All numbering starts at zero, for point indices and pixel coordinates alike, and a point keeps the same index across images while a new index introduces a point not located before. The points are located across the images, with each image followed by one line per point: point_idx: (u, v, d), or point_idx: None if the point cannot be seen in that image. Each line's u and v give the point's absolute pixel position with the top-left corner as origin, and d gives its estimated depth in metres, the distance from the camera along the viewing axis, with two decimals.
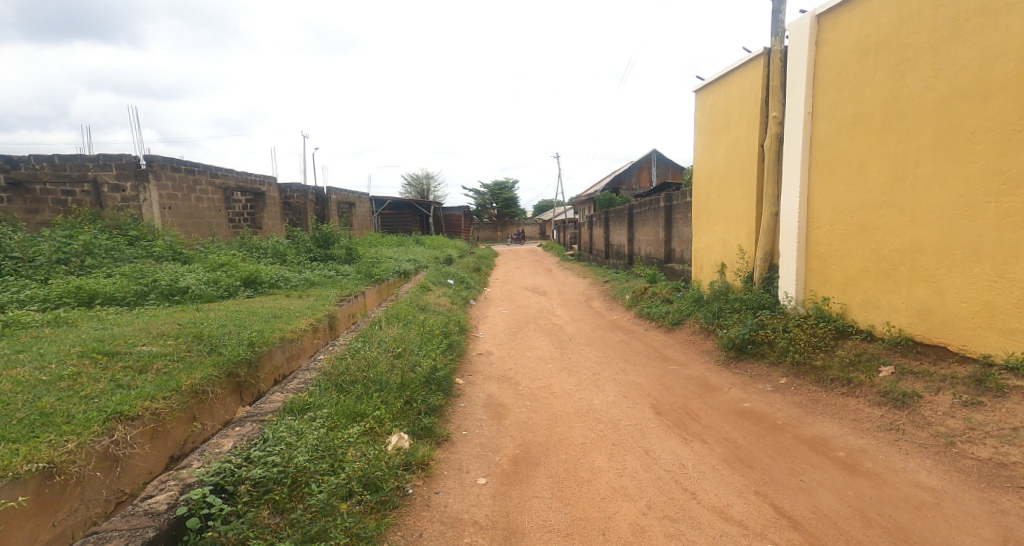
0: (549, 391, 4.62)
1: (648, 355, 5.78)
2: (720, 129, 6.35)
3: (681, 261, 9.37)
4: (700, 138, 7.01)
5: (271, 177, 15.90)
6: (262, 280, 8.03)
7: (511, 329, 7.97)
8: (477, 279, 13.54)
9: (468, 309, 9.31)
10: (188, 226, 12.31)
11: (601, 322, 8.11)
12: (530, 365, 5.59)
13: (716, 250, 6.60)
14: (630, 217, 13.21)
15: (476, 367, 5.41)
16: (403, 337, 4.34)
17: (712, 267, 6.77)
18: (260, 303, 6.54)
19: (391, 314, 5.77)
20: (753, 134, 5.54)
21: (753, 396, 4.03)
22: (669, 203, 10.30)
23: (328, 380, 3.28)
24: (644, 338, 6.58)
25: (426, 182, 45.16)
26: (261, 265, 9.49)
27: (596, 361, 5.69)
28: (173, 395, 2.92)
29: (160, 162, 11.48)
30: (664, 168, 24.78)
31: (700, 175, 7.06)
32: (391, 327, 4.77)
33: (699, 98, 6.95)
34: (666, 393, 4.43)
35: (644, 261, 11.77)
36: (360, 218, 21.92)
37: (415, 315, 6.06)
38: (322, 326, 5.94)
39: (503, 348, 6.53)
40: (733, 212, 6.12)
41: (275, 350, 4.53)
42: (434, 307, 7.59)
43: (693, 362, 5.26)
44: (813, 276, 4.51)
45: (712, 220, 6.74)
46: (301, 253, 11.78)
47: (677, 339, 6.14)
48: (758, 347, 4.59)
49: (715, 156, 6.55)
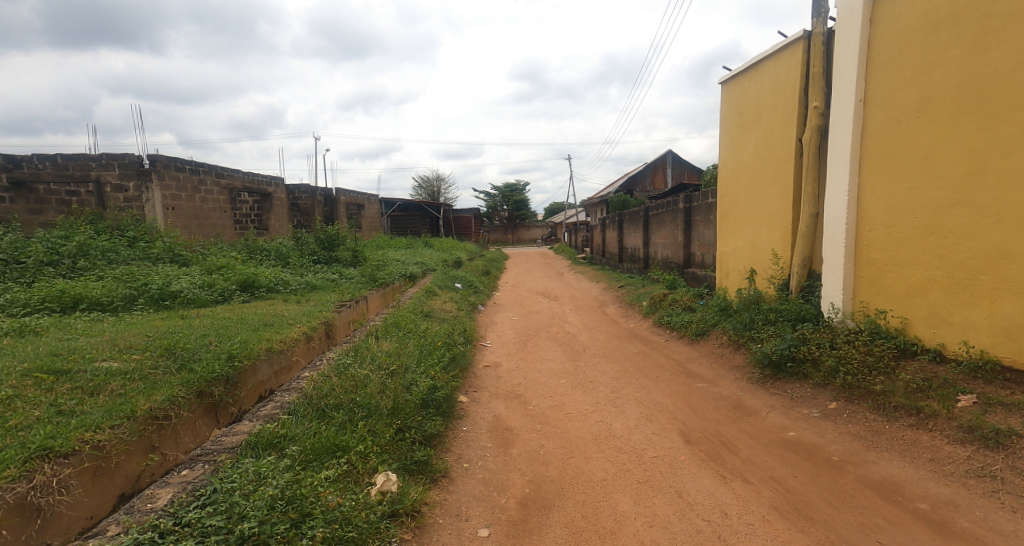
0: (563, 412, 4.14)
1: (671, 370, 5.27)
2: (749, 123, 5.83)
3: (703, 266, 8.83)
4: (725, 133, 6.50)
5: (278, 177, 15.66)
6: (261, 284, 7.66)
7: (520, 337, 7.49)
8: (486, 282, 13.09)
9: (476, 315, 8.86)
10: (192, 227, 12.05)
11: (617, 331, 7.61)
12: (542, 381, 5.11)
13: (745, 255, 6.07)
14: (645, 219, 12.68)
15: (482, 382, 4.94)
16: (400, 351, 3.90)
17: (739, 274, 6.25)
18: (253, 309, 6.15)
19: (391, 323, 5.34)
20: (790, 127, 5.02)
21: (798, 424, 3.52)
22: (689, 205, 9.74)
23: (307, 405, 2.84)
24: (665, 350, 6.06)
25: (437, 184, 44.90)
26: (261, 267, 9.15)
27: (613, 376, 5.20)
28: (124, 424, 2.50)
29: (164, 162, 11.23)
30: (679, 169, 24.14)
31: (726, 173, 6.53)
32: (388, 339, 4.31)
33: (724, 90, 6.44)
34: (695, 417, 3.92)
35: (661, 266, 11.21)
36: (369, 219, 21.63)
37: (416, 323, 5.61)
38: (317, 335, 5.50)
39: (512, 359, 6.06)
40: (764, 213, 5.60)
41: (261, 364, 4.11)
42: (439, 314, 7.15)
43: (723, 379, 4.75)
44: (863, 285, 3.97)
45: (739, 222, 6.22)
46: (304, 255, 11.43)
47: (702, 352, 5.62)
48: (800, 366, 4.07)
49: (743, 153, 6.03)
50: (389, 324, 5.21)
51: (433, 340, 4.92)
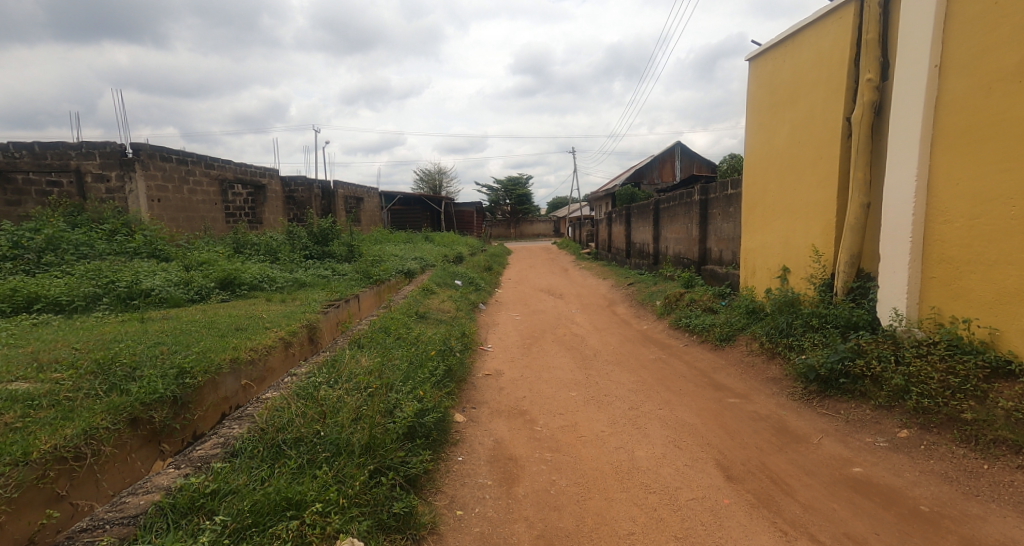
0: (576, 435, 3.55)
1: (695, 382, 4.68)
2: (783, 102, 5.20)
3: (721, 263, 8.24)
4: (753, 116, 5.86)
5: (273, 169, 15.07)
6: (244, 281, 7.07)
7: (524, 340, 6.90)
8: (488, 279, 12.52)
9: (477, 315, 8.27)
10: (180, 220, 11.46)
11: (629, 333, 7.02)
12: (549, 394, 4.51)
13: (776, 251, 5.45)
14: (655, 213, 12.05)
15: (483, 396, 4.36)
16: (385, 365, 3.32)
17: (769, 273, 5.63)
18: (229, 309, 5.56)
19: (379, 328, 4.72)
20: (836, 105, 4.38)
21: (863, 456, 2.91)
22: (705, 197, 9.09)
23: (258, 442, 2.25)
24: (687, 358, 5.47)
25: (438, 177, 44.19)
26: (248, 264, 8.57)
27: (630, 388, 4.60)
28: (8, 473, 1.93)
29: (148, 150, 10.60)
30: (687, 162, 23.42)
31: (754, 160, 5.90)
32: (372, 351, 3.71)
33: (754, 67, 5.78)
34: (733, 443, 3.33)
35: (673, 262, 10.60)
36: (368, 213, 21.01)
37: (408, 327, 5.01)
38: (298, 340, 4.90)
39: (516, 367, 5.47)
40: (800, 203, 4.97)
41: (224, 377, 3.51)
42: (436, 315, 6.56)
43: (758, 394, 4.15)
44: (933, 287, 3.36)
45: (769, 214, 5.59)
46: (296, 250, 10.82)
47: (729, 362, 5.02)
48: (856, 384, 3.47)
49: (775, 136, 5.39)
50: (377, 330, 4.59)
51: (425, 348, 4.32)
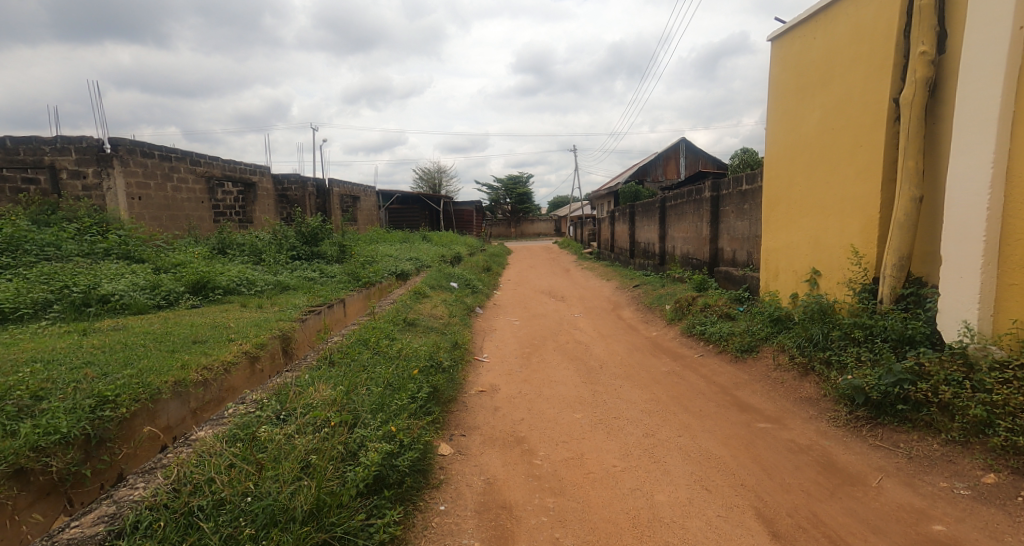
0: (582, 472, 3.00)
1: (717, 402, 4.12)
2: (815, 85, 4.65)
3: (736, 263, 7.67)
4: (778, 103, 5.32)
5: (264, 166, 14.52)
6: (218, 284, 6.51)
7: (523, 349, 6.35)
8: (486, 280, 11.98)
9: (472, 320, 7.73)
10: (164, 220, 10.91)
11: (638, 342, 6.46)
12: (551, 418, 3.96)
13: (805, 252, 4.89)
14: (661, 211, 11.48)
15: (474, 420, 3.81)
16: (353, 393, 2.78)
17: (795, 277, 5.08)
18: (195, 318, 5.01)
19: (358, 341, 4.15)
20: (882, 83, 3.81)
21: (941, 508, 2.35)
22: (716, 194, 8.53)
23: (163, 513, 1.72)
24: (705, 373, 4.91)
25: (437, 175, 43.63)
26: (228, 266, 8.01)
27: (642, 410, 4.06)
28: None
29: (127, 146, 10.05)
30: (693, 158, 22.80)
31: (780, 151, 5.34)
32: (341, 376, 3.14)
33: (780, 47, 5.21)
34: (772, 484, 2.77)
35: (681, 263, 10.05)
36: (365, 212, 20.46)
37: (391, 339, 4.45)
38: (267, 352, 4.33)
39: (513, 382, 4.93)
40: (834, 198, 4.42)
41: (165, 403, 2.94)
42: (426, 322, 6.01)
43: (793, 419, 3.59)
44: (1015, 296, 2.80)
45: (796, 211, 5.04)
46: (283, 250, 10.27)
47: (754, 378, 4.46)
48: (917, 412, 2.92)
49: (804, 124, 4.84)
50: (354, 344, 4.01)
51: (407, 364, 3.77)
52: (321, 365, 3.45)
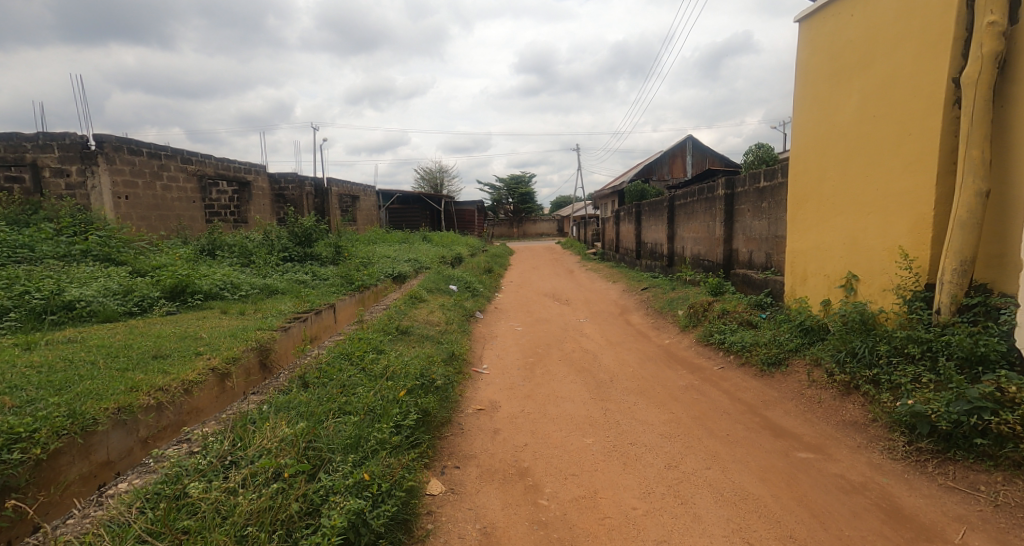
0: (597, 518, 2.55)
1: (746, 425, 3.64)
2: (854, 68, 4.19)
3: (754, 265, 7.19)
4: (806, 90, 4.85)
5: (260, 164, 14.09)
6: (198, 288, 6.05)
7: (526, 359, 5.88)
8: (487, 282, 11.51)
9: (472, 326, 7.25)
10: (152, 220, 10.47)
11: (650, 351, 5.98)
12: (558, 444, 3.49)
13: (839, 254, 4.43)
14: (670, 210, 11.00)
15: (471, 447, 3.34)
16: (320, 431, 2.34)
17: (828, 281, 4.61)
18: (165, 327, 4.55)
19: (338, 357, 3.67)
20: (941, 62, 3.34)
21: None
22: (730, 191, 8.04)
23: None
24: (728, 389, 4.43)
25: (439, 175, 43.15)
26: (214, 269, 7.56)
27: (661, 434, 3.58)
28: None
29: (113, 143, 9.61)
30: (698, 157, 22.27)
31: (808, 143, 4.86)
32: (312, 407, 2.66)
33: (809, 28, 4.75)
34: (828, 538, 2.31)
35: (691, 265, 9.57)
36: (364, 212, 20.00)
37: (378, 353, 3.98)
38: (239, 367, 3.84)
39: (515, 399, 4.46)
40: (875, 193, 3.96)
41: (103, 435, 2.47)
42: (420, 330, 5.53)
43: (838, 448, 3.12)
44: None
45: (828, 209, 4.57)
46: (274, 251, 9.82)
47: (785, 396, 3.98)
48: (1002, 448, 2.50)
49: (840, 112, 4.38)
50: (333, 362, 3.51)
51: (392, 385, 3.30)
52: (292, 391, 2.95)
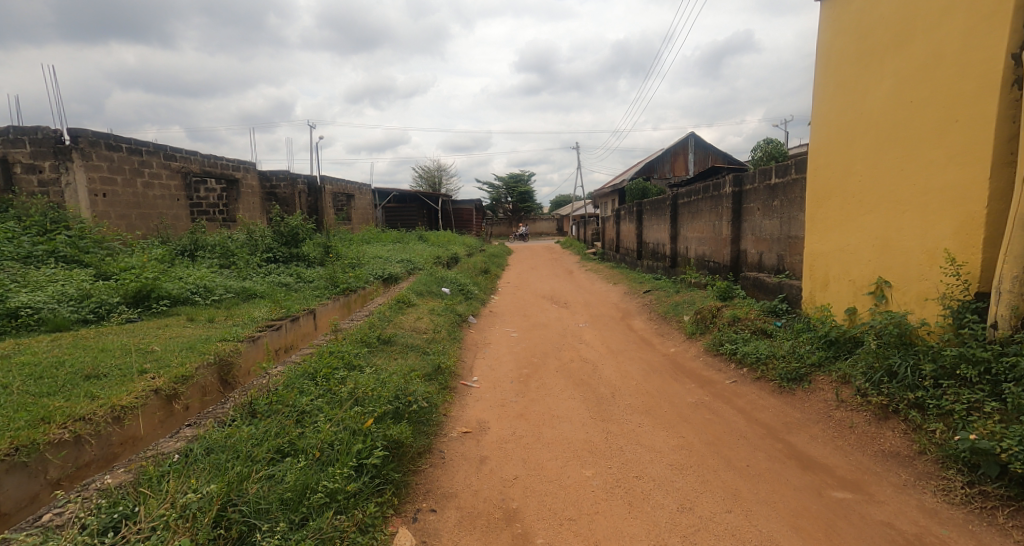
0: None
1: (767, 455, 3.19)
2: (886, 48, 3.74)
3: (765, 267, 6.74)
4: (829, 76, 4.40)
5: (249, 161, 13.61)
6: (165, 293, 5.55)
7: (521, 371, 5.41)
8: (483, 284, 11.05)
9: (463, 333, 6.79)
10: (133, 218, 9.97)
11: (654, 361, 5.53)
12: (552, 476, 3.03)
13: (867, 258, 3.99)
14: (672, 209, 10.53)
15: (451, 483, 2.88)
16: (249, 489, 1.96)
17: (853, 287, 4.16)
18: (116, 337, 4.07)
19: (298, 377, 3.18)
20: (1000, 39, 2.91)
21: None
22: (738, 189, 7.57)
23: None
24: (743, 408, 3.97)
25: (437, 174, 42.65)
26: (188, 272, 7.08)
27: (670, 465, 3.12)
28: None
29: (89, 137, 9.12)
30: (701, 154, 21.83)
31: (829, 134, 4.42)
32: (251, 452, 2.19)
33: (832, 7, 4.30)
34: None
35: (696, 266, 9.11)
36: (359, 212, 19.52)
37: (348, 370, 3.51)
38: (191, 385, 3.36)
39: (506, 419, 4.00)
40: (911, 188, 3.51)
41: None
42: (404, 340, 5.06)
43: (880, 487, 2.66)
44: None
45: (854, 207, 4.12)
46: (258, 252, 9.34)
47: (809, 418, 3.52)
48: None
49: (869, 98, 3.93)
50: (292, 384, 3.02)
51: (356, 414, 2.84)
52: (234, 425, 2.45)
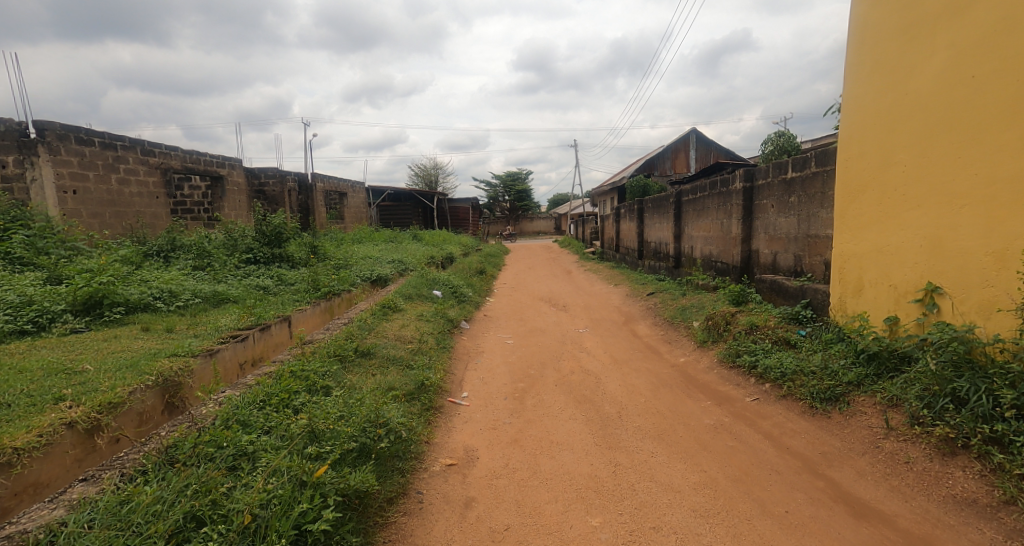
0: None
1: (810, 497, 2.67)
2: (942, 17, 3.23)
3: (782, 268, 6.23)
4: (863, 51, 3.86)
5: (235, 157, 13.03)
6: (120, 299, 4.98)
7: (516, 385, 4.86)
8: (477, 285, 10.51)
9: (454, 341, 6.24)
10: (107, 217, 9.37)
11: (663, 373, 5.00)
12: (552, 527, 2.52)
13: (911, 259, 3.48)
14: (675, 207, 10.01)
15: (428, 539, 2.37)
16: None
17: (893, 293, 3.65)
18: (48, 353, 3.52)
19: (245, 406, 2.63)
20: None
21: None
22: (749, 184, 7.05)
23: None
24: (770, 432, 3.45)
25: (433, 172, 42.07)
26: (157, 275, 6.53)
27: (693, 511, 2.61)
28: None
29: (56, 130, 8.52)
30: (703, 151, 21.33)
31: (862, 117, 3.90)
32: (145, 529, 1.66)
33: None
34: None
35: (702, 267, 8.60)
36: (352, 210, 18.90)
37: (308, 395, 2.96)
38: (122, 413, 2.81)
39: (498, 446, 3.47)
40: (975, 181, 3.02)
41: None
42: (385, 352, 4.50)
43: None
44: None
45: (894, 201, 3.61)
46: (237, 253, 8.78)
47: (852, 449, 3.02)
48: None
49: (916, 75, 3.41)
50: (233, 416, 2.46)
51: (308, 456, 2.30)
52: (137, 483, 1.90)
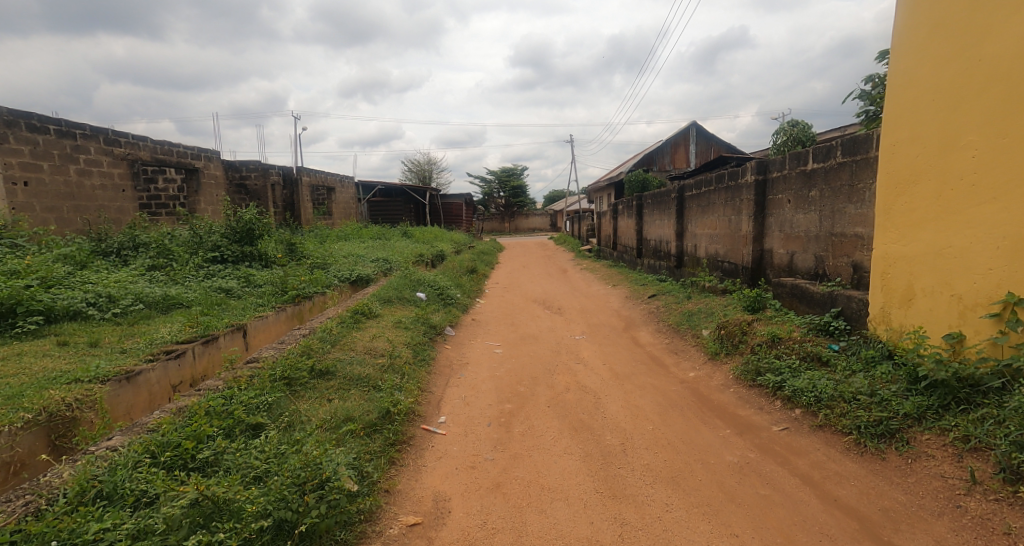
0: None
1: None
2: None
3: (800, 269, 5.59)
4: (919, 13, 3.21)
5: (213, 149, 12.25)
6: (41, 306, 4.28)
7: (502, 406, 4.18)
8: (466, 285, 9.82)
9: (435, 351, 5.55)
10: (64, 211, 8.59)
11: (672, 392, 4.32)
12: None
13: (984, 263, 2.85)
14: (677, 202, 9.35)
15: None
16: None
17: (956, 305, 3.02)
18: None
19: (124, 467, 2.04)
20: None
21: None
22: (762, 176, 6.39)
23: None
24: (812, 474, 2.79)
25: (427, 167, 41.26)
26: (102, 276, 5.80)
27: None
28: None
29: (5, 116, 7.70)
30: (704, 146, 20.71)
31: (915, 93, 3.25)
32: None
33: None
34: None
35: (707, 267, 7.97)
36: (340, 205, 18.13)
37: (225, 442, 2.31)
38: None
39: (475, 494, 2.80)
40: None
41: None
42: (348, 370, 3.81)
43: None
44: None
45: (959, 194, 2.98)
46: (204, 251, 8.05)
47: (924, 507, 2.38)
48: None
49: (994, 38, 2.78)
50: (93, 487, 1.91)
51: None
52: None
